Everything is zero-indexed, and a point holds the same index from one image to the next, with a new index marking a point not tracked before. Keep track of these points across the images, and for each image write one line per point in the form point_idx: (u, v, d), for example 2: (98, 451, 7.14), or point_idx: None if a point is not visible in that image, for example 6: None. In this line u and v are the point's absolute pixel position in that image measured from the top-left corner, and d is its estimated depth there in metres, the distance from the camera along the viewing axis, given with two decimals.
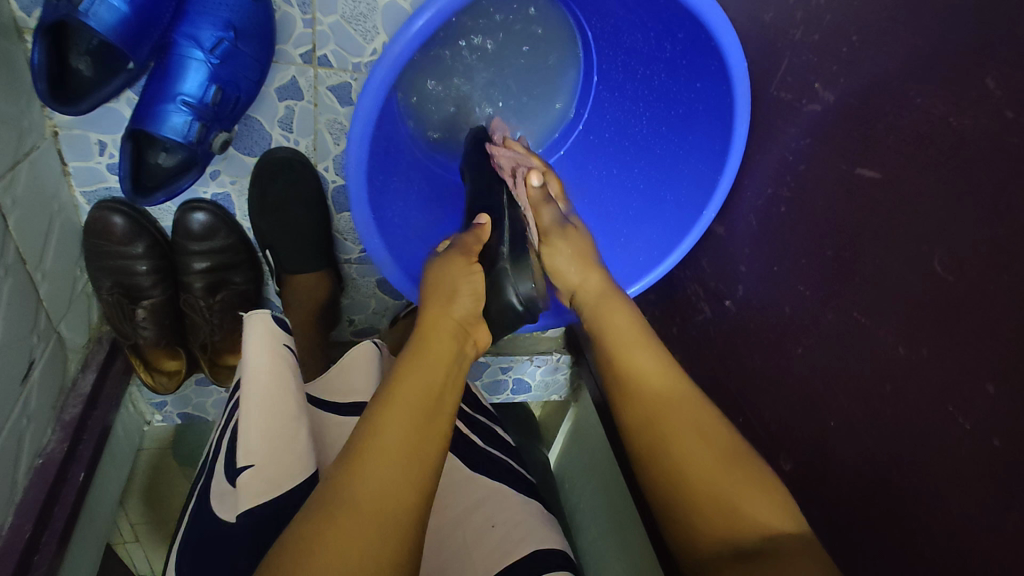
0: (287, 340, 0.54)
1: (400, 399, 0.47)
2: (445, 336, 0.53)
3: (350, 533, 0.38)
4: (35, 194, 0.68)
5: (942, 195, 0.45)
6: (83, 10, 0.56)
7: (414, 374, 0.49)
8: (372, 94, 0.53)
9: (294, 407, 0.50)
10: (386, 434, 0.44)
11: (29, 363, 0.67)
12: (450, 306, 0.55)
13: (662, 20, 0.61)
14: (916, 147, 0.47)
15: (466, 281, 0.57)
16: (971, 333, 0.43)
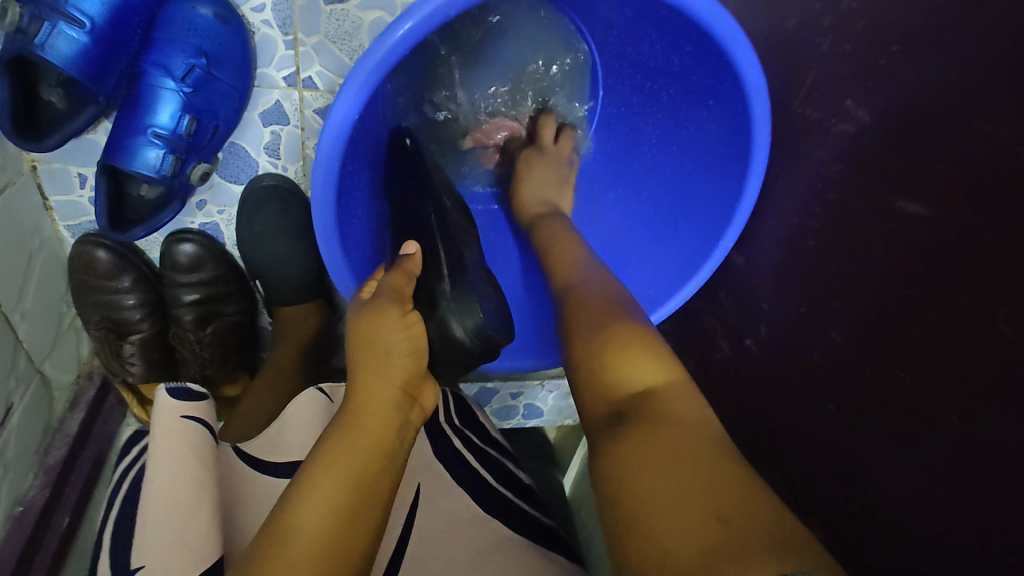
0: (191, 412, 0.53)
1: (325, 487, 0.41)
2: (382, 408, 0.47)
3: None
4: (12, 233, 0.65)
5: (1003, 239, 0.37)
6: (38, 43, 0.53)
7: (343, 453, 0.43)
8: (340, 123, 0.48)
9: (196, 491, 0.48)
10: (304, 530, 0.39)
11: (7, 409, 0.65)
12: (387, 369, 0.48)
13: (668, 31, 0.55)
14: (972, 180, 0.39)
15: (402, 336, 0.50)
16: None
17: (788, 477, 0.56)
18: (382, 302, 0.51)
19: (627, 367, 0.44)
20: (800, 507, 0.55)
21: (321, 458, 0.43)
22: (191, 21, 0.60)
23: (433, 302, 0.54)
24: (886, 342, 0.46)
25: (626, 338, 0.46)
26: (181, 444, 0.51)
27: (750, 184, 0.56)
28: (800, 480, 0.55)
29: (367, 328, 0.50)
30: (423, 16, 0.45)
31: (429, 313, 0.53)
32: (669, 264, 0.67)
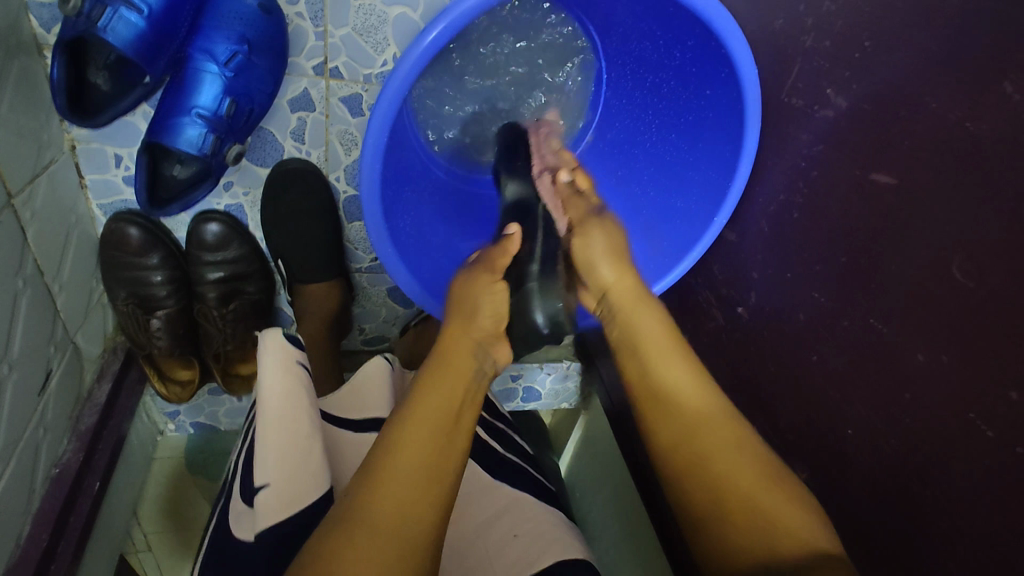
0: (299, 356, 0.55)
1: (420, 415, 0.47)
2: (462, 357, 0.53)
3: (367, 552, 0.39)
4: (53, 207, 0.69)
5: (959, 199, 0.45)
6: (101, 26, 0.58)
7: (434, 391, 0.50)
8: (386, 105, 0.53)
9: (306, 425, 0.50)
10: (408, 448, 0.45)
11: (47, 373, 0.68)
12: (470, 325, 0.56)
13: (671, 28, 0.62)
14: (932, 152, 0.46)
15: (488, 296, 0.57)
16: (992, 340, 0.42)
17: (777, 426, 0.63)
18: (477, 274, 0.59)
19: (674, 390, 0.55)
20: (788, 451, 0.61)
21: (414, 396, 0.50)
22: (237, 10, 0.66)
23: (522, 278, 0.59)
24: (862, 296, 0.53)
25: (712, 427, 0.53)
26: (297, 381, 0.53)
27: (743, 167, 0.63)
28: (788, 427, 0.61)
29: (467, 291, 0.58)
30: (457, 12, 0.51)
31: (517, 287, 0.59)
32: (669, 243, 0.73)
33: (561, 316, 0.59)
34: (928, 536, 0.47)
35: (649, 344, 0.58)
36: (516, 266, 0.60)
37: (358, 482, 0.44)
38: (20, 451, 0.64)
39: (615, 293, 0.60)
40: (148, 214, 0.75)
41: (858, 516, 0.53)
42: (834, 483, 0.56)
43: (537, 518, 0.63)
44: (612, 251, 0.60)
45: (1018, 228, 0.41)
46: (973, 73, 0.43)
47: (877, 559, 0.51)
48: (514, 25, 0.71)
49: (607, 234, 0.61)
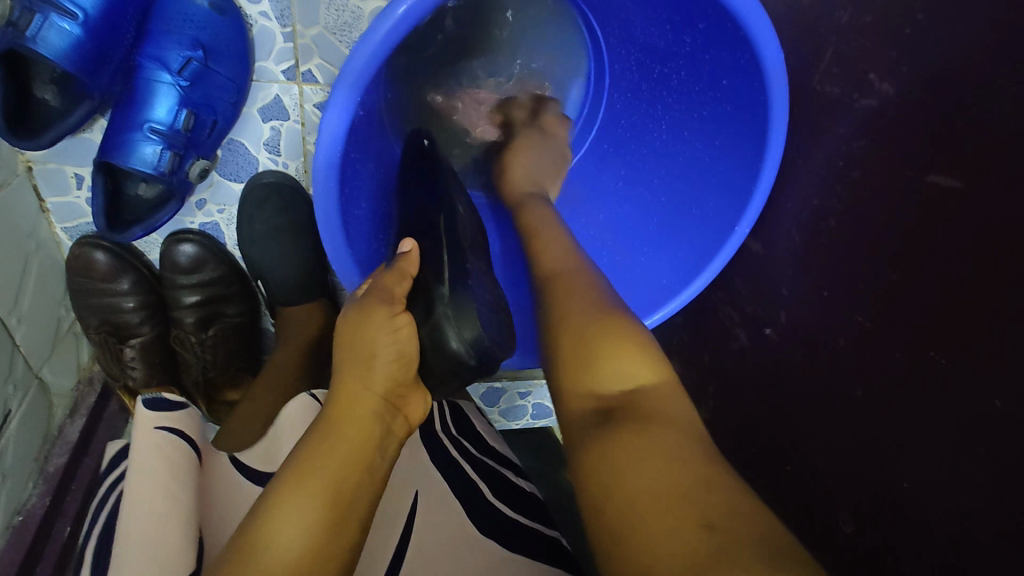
0: (166, 423, 0.53)
1: (295, 503, 0.40)
2: (364, 419, 0.45)
3: None
4: (7, 235, 0.64)
5: None
6: (31, 35, 0.51)
7: (320, 470, 0.41)
8: (338, 109, 0.47)
9: (166, 497, 0.47)
10: (273, 551, 0.38)
11: (4, 416, 0.63)
12: (369, 377, 0.47)
13: (679, 9, 0.53)
14: (1009, 148, 0.37)
15: (387, 339, 0.48)
16: None
17: (814, 468, 0.54)
18: (370, 306, 0.49)
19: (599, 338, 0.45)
20: (827, 501, 0.52)
21: (297, 467, 0.42)
22: (187, 12, 0.60)
23: (427, 306, 0.51)
24: (917, 323, 0.44)
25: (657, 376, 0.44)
26: (169, 455, 0.51)
27: (767, 167, 0.54)
28: (829, 472, 0.52)
29: (357, 334, 0.49)
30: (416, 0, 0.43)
31: (422, 318, 0.51)
32: (683, 256, 0.64)
33: (486, 341, 0.50)
34: None
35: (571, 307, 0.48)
36: (418, 294, 0.51)
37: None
38: None
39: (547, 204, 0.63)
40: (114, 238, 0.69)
41: None
42: (885, 545, 0.47)
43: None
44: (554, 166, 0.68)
45: None
46: None
47: None
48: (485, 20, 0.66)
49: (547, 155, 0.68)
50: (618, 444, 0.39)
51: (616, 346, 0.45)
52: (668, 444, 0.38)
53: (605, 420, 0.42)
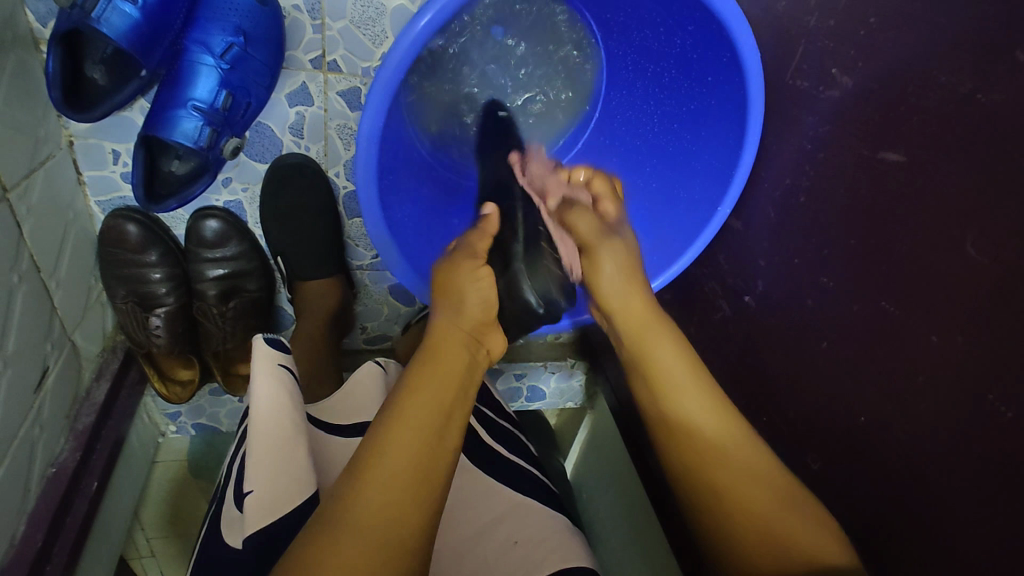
0: (282, 359, 0.53)
1: (411, 408, 0.47)
2: (453, 349, 0.53)
3: (352, 547, 0.39)
4: (51, 203, 0.69)
5: (970, 173, 0.43)
6: (95, 16, 0.57)
7: (426, 384, 0.49)
8: (381, 91, 0.52)
9: (290, 427, 0.50)
10: (398, 443, 0.44)
11: (43, 371, 0.68)
12: (459, 318, 0.56)
13: (673, 13, 0.60)
14: (943, 127, 0.45)
15: (473, 286, 0.58)
16: (1008, 318, 0.41)
17: (786, 416, 0.61)
18: (458, 258, 0.60)
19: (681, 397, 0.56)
20: (798, 443, 0.60)
21: (407, 388, 0.49)
22: (231, 1, 0.65)
23: (506, 260, 0.64)
24: (872, 280, 0.51)
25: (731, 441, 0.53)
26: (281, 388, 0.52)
27: (748, 151, 0.62)
28: (799, 417, 0.60)
29: (447, 279, 0.59)
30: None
31: (502, 269, 0.64)
32: (674, 235, 0.72)
33: (554, 294, 0.65)
34: (948, 526, 0.45)
35: (618, 295, 0.60)
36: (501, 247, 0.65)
37: (344, 484, 0.43)
38: (15, 447, 0.63)
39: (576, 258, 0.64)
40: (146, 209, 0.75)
41: (872, 507, 0.51)
42: (846, 475, 0.54)
43: (538, 524, 0.62)
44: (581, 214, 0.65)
45: None
46: (983, 43, 0.42)
47: (897, 553, 0.49)
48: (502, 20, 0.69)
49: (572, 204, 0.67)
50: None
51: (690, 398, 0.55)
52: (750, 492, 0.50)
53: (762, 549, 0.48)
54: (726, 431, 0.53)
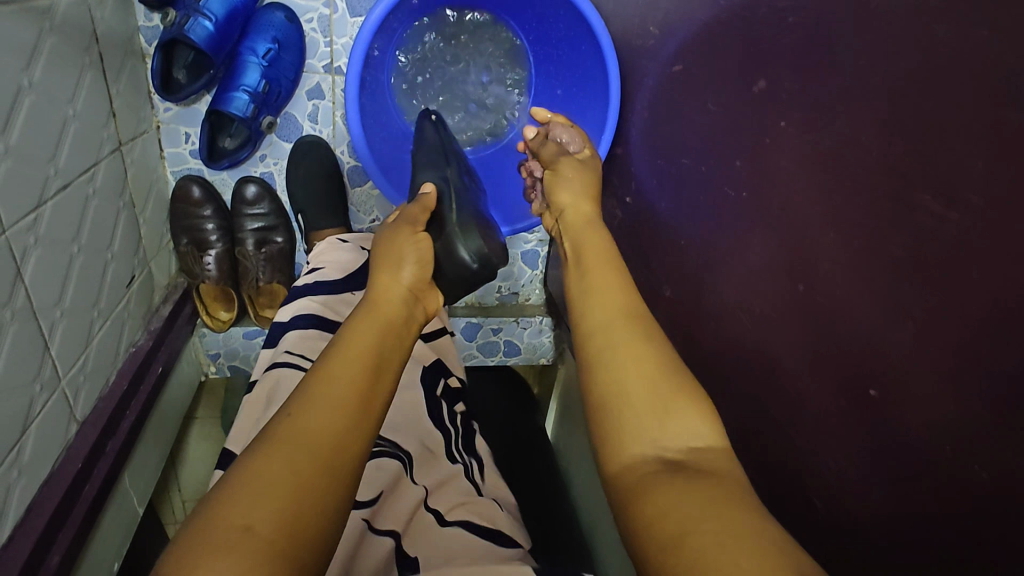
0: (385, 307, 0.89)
1: (352, 343, 0.58)
2: (394, 303, 0.66)
3: (283, 464, 0.46)
4: (143, 164, 0.99)
5: (703, 59, 0.70)
6: (186, 29, 0.89)
7: (365, 329, 0.60)
8: (357, 55, 0.87)
9: None
10: (340, 373, 0.54)
11: (132, 276, 0.96)
12: (398, 275, 0.69)
13: (551, 6, 0.94)
14: (689, 38, 0.73)
15: (411, 248, 0.73)
16: (728, 137, 0.66)
17: (657, 272, 0.85)
18: (402, 227, 0.76)
19: (667, 427, 0.51)
20: (663, 285, 0.83)
21: (351, 330, 0.60)
22: (270, 22, 0.97)
23: (442, 229, 0.79)
24: (678, 151, 0.77)
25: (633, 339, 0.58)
26: None
27: (612, 81, 0.91)
28: (661, 269, 0.83)
29: (390, 245, 0.73)
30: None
31: (439, 235, 0.79)
32: None
33: (485, 251, 0.78)
34: (727, 285, 0.68)
35: (570, 211, 0.80)
36: (436, 221, 0.80)
37: (294, 408, 0.51)
38: (114, 319, 0.90)
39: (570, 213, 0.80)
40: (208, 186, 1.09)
41: (699, 302, 0.74)
42: (685, 289, 0.77)
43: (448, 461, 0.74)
44: (577, 183, 0.82)
45: (727, 63, 0.65)
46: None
47: (711, 324, 0.71)
48: (448, 25, 1.01)
49: (573, 170, 0.84)
50: (671, 488, 0.46)
51: (629, 352, 0.57)
52: (706, 478, 0.47)
53: (673, 465, 0.49)
54: (655, 357, 0.56)
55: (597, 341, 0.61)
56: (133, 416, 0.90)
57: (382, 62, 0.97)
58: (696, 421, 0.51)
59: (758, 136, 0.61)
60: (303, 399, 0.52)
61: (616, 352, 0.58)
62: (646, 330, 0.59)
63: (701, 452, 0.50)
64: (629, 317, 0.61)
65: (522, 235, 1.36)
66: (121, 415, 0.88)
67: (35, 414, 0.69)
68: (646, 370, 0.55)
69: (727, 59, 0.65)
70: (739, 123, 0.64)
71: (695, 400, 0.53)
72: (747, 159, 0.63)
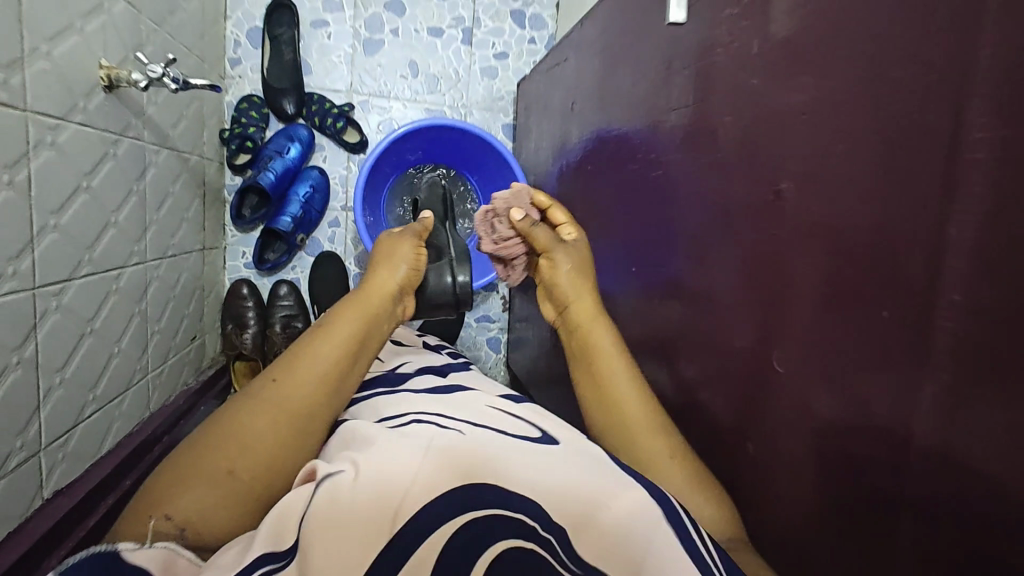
0: None
1: (332, 331, 0.71)
2: (382, 295, 0.80)
3: (255, 424, 0.60)
4: (213, 268, 1.46)
5: (564, 162, 1.22)
6: (258, 179, 1.40)
7: (343, 320, 0.73)
8: (360, 185, 1.36)
9: None
10: (319, 356, 0.67)
11: (193, 336, 1.34)
12: (392, 274, 0.84)
13: (485, 157, 1.49)
14: (559, 154, 1.25)
15: (404, 252, 0.87)
16: (578, 192, 1.13)
17: None
18: (394, 237, 0.91)
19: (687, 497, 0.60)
20: None
21: (335, 317, 0.74)
22: (310, 175, 1.50)
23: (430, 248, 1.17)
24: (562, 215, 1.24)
25: (641, 415, 0.69)
26: None
27: (525, 194, 1.43)
28: None
29: (385, 244, 0.89)
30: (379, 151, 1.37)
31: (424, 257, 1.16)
32: None
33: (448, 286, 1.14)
34: None
35: (574, 307, 0.81)
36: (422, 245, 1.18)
37: (275, 377, 0.65)
38: (179, 359, 1.25)
39: (571, 308, 0.82)
40: (251, 287, 1.53)
41: None
42: None
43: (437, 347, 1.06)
44: (576, 264, 0.84)
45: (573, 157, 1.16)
46: (558, 129, 1.25)
47: None
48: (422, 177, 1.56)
49: (569, 257, 0.85)
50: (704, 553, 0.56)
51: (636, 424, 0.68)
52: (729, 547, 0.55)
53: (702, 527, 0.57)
54: (660, 440, 0.66)
55: (604, 400, 0.73)
56: (181, 431, 1.20)
57: (375, 193, 1.47)
58: (704, 495, 0.60)
59: (587, 184, 1.08)
60: (287, 370, 0.66)
61: (626, 420, 0.69)
62: (652, 422, 0.68)
63: (713, 522, 0.58)
64: (642, 395, 0.71)
65: (485, 326, 1.77)
66: (174, 426, 1.18)
67: (131, 383, 1.02)
68: (664, 457, 0.64)
69: (573, 156, 1.16)
70: (581, 182, 1.12)
71: (693, 467, 0.63)
72: (585, 198, 1.09)
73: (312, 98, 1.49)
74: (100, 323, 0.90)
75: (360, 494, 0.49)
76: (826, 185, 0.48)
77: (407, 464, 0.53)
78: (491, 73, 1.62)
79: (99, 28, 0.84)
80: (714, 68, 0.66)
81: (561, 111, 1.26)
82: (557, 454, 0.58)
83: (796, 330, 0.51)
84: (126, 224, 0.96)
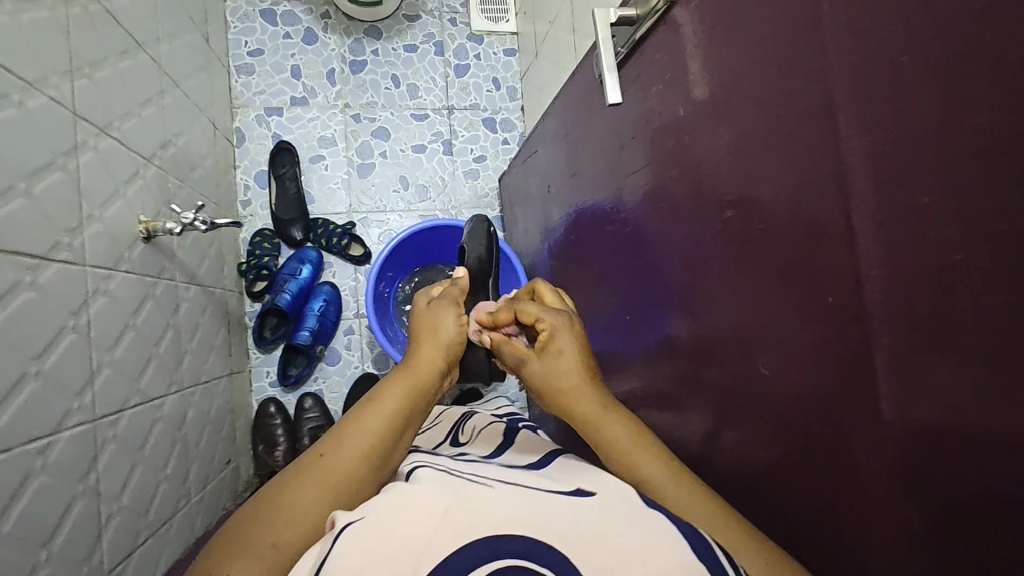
0: None
1: (380, 401, 0.70)
2: (428, 367, 0.78)
3: (306, 493, 0.60)
4: (240, 391, 1.53)
5: (551, 238, 1.34)
6: (275, 302, 1.51)
7: (390, 389, 0.72)
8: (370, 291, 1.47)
9: None
10: (369, 427, 0.67)
11: (228, 459, 1.38)
12: (438, 339, 0.82)
13: None
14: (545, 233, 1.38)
15: (449, 317, 0.85)
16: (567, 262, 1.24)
17: None
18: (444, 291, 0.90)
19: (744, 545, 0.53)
20: None
21: (382, 388, 0.73)
22: (322, 291, 1.62)
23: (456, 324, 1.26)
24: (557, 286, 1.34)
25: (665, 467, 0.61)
26: None
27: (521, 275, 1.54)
28: None
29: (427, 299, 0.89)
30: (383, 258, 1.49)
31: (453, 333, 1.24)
32: None
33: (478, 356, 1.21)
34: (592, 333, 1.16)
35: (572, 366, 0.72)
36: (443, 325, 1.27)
37: (326, 448, 0.65)
38: (217, 482, 1.29)
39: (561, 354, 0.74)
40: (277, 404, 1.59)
41: None
42: None
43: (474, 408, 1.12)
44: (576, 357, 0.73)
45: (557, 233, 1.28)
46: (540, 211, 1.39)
47: None
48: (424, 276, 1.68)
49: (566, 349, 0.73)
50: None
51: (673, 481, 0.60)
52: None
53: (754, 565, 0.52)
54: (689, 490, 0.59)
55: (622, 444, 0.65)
56: None
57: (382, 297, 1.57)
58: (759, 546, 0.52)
59: (574, 253, 1.19)
60: (335, 446, 0.65)
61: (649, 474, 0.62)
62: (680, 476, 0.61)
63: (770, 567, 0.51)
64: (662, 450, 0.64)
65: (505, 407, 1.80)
66: None
67: (176, 508, 1.06)
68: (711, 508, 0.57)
69: (557, 231, 1.29)
70: (568, 253, 1.23)
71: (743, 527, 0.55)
72: (574, 266, 1.19)
73: (318, 223, 1.64)
74: (148, 451, 0.97)
75: (389, 536, 0.47)
76: (762, 204, 0.57)
77: (443, 499, 0.50)
78: (474, 175, 1.79)
79: (138, 191, 0.99)
80: (656, 135, 0.78)
81: (540, 196, 1.40)
82: (604, 495, 0.54)
83: (768, 336, 0.59)
84: (165, 354, 1.06)
